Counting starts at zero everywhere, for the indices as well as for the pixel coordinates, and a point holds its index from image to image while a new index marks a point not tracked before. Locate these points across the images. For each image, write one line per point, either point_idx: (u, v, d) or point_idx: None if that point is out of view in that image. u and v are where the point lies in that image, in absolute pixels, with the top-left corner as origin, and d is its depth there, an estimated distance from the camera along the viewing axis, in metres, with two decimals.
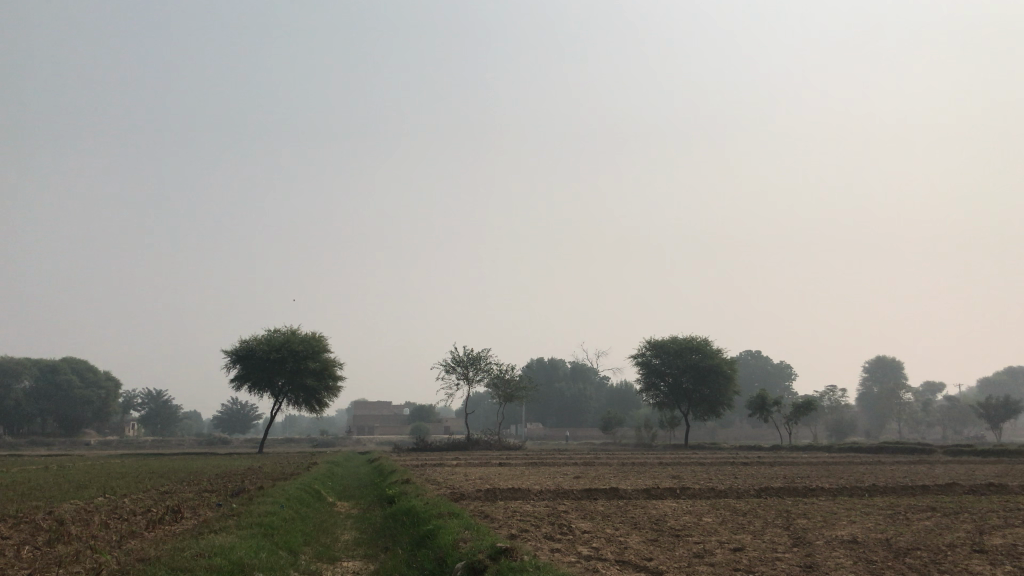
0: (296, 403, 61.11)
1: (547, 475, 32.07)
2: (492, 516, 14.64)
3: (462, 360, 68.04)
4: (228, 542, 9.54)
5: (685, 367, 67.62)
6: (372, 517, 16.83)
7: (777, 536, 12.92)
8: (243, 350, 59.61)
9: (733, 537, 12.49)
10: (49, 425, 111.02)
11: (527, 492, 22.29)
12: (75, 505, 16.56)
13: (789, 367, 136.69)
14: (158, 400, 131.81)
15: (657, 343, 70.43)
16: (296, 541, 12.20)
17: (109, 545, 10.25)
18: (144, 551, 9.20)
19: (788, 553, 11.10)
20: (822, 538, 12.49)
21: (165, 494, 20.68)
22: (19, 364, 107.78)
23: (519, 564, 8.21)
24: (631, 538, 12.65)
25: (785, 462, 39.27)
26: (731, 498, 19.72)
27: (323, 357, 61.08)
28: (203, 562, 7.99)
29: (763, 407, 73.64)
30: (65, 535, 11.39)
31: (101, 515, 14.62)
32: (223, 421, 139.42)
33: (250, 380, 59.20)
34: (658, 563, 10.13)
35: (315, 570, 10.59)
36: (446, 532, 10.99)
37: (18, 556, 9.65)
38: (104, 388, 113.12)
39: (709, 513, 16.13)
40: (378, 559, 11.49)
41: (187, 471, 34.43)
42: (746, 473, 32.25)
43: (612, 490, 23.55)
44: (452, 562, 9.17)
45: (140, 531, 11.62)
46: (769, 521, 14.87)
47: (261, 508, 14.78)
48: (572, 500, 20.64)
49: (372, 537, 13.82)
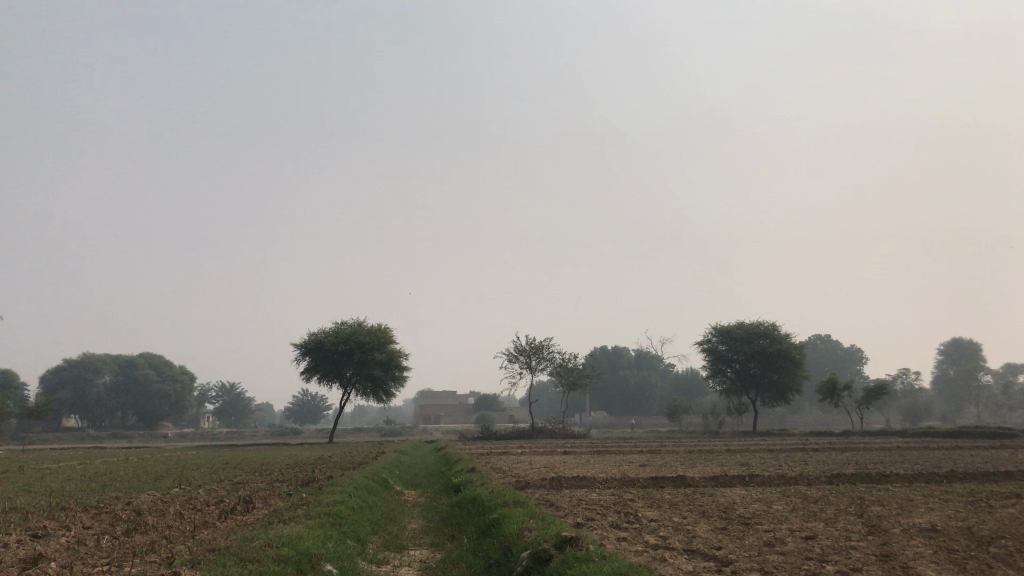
0: (364, 394, 62.01)
1: (614, 464, 31.87)
2: (557, 505, 14.59)
3: (525, 349, 68.13)
4: (296, 532, 9.66)
5: (753, 353, 66.55)
6: (438, 505, 16.92)
7: (852, 523, 12.56)
8: (311, 342, 60.75)
9: (805, 525, 12.19)
10: (129, 418, 114.89)
11: (593, 481, 22.18)
12: (151, 496, 17.02)
13: (861, 350, 133.51)
14: (231, 392, 135.41)
15: (724, 329, 69.46)
16: (364, 529, 12.31)
17: (183, 535, 10.49)
18: (216, 542, 9.37)
19: (862, 541, 10.76)
20: (898, 527, 12.08)
21: (237, 485, 21.15)
22: (99, 360, 111.77)
23: (584, 553, 8.11)
24: (699, 526, 12.46)
25: (857, 449, 38.42)
26: (802, 485, 19.28)
27: (388, 348, 61.83)
28: (271, 552, 8.07)
29: (834, 392, 71.99)
30: (142, 525, 11.70)
31: (178, 504, 15.03)
32: (294, 412, 142.49)
33: (318, 372, 60.29)
34: (728, 551, 9.92)
35: (383, 558, 10.65)
36: (511, 521, 10.94)
37: (97, 546, 9.92)
38: (179, 381, 116.54)
39: (781, 501, 15.82)
40: (444, 548, 11.51)
41: (260, 461, 35.19)
42: (817, 459, 31.56)
43: (679, 478, 23.25)
44: (518, 553, 9.12)
45: (213, 522, 11.83)
46: (842, 508, 14.44)
47: (328, 497, 14.96)
48: (639, 488, 20.46)
49: (439, 526, 13.85)
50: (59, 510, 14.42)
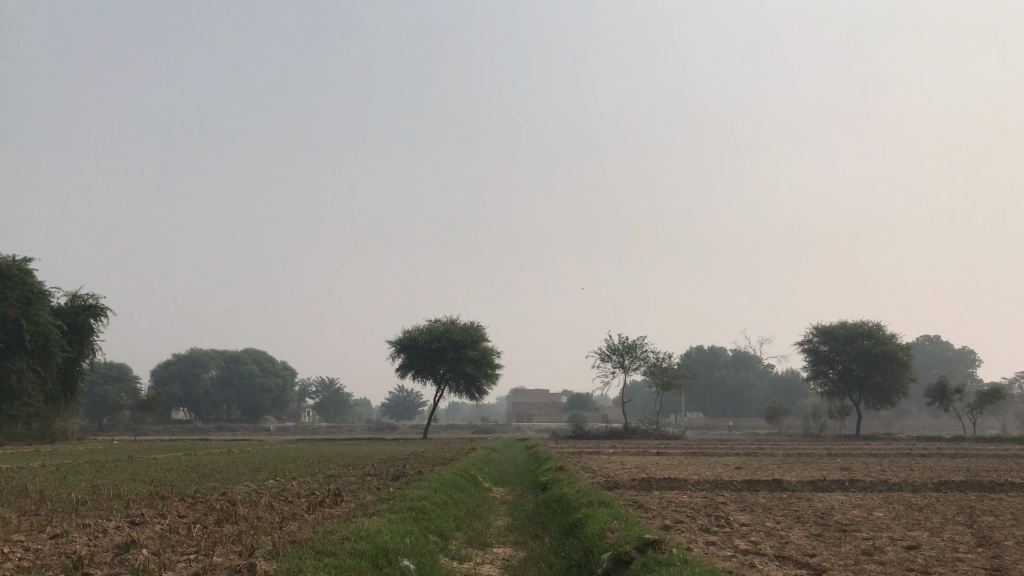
0: (457, 390, 62.53)
1: (707, 466, 31.17)
2: (645, 506, 14.27)
3: (618, 348, 67.49)
4: (376, 526, 9.66)
5: (856, 354, 64.15)
6: (524, 503, 16.89)
7: (960, 533, 11.85)
8: (406, 340, 61.69)
9: (907, 534, 11.53)
10: (233, 412, 119.13)
11: (683, 482, 21.75)
12: (247, 486, 17.54)
13: (973, 352, 127.22)
14: (330, 387, 139.04)
15: (825, 328, 67.22)
16: (448, 526, 12.27)
17: (270, 525, 10.71)
18: (299, 534, 9.48)
19: (972, 553, 10.07)
20: (1011, 539, 11.29)
21: (330, 478, 21.59)
22: (207, 356, 116.40)
23: (666, 556, 7.81)
24: (792, 532, 11.97)
25: (968, 456, 36.46)
26: (906, 493, 18.34)
27: (481, 346, 62.17)
28: (349, 546, 8.09)
29: (944, 395, 68.66)
30: (233, 514, 12.04)
31: (270, 496, 15.39)
32: (390, 408, 145.29)
33: (413, 368, 61.15)
34: (822, 560, 9.43)
35: (465, 555, 10.62)
36: (595, 521, 10.70)
37: (188, 534, 10.22)
38: (281, 376, 120.21)
39: (883, 508, 15.06)
40: (527, 547, 11.38)
41: (355, 455, 36.04)
42: (923, 465, 30.11)
43: (775, 482, 22.48)
44: (599, 555, 8.87)
45: (302, 514, 12.05)
46: (950, 518, 13.63)
47: (415, 492, 15.07)
48: (731, 491, 19.89)
49: (523, 523, 13.80)
50: (158, 499, 14.91)
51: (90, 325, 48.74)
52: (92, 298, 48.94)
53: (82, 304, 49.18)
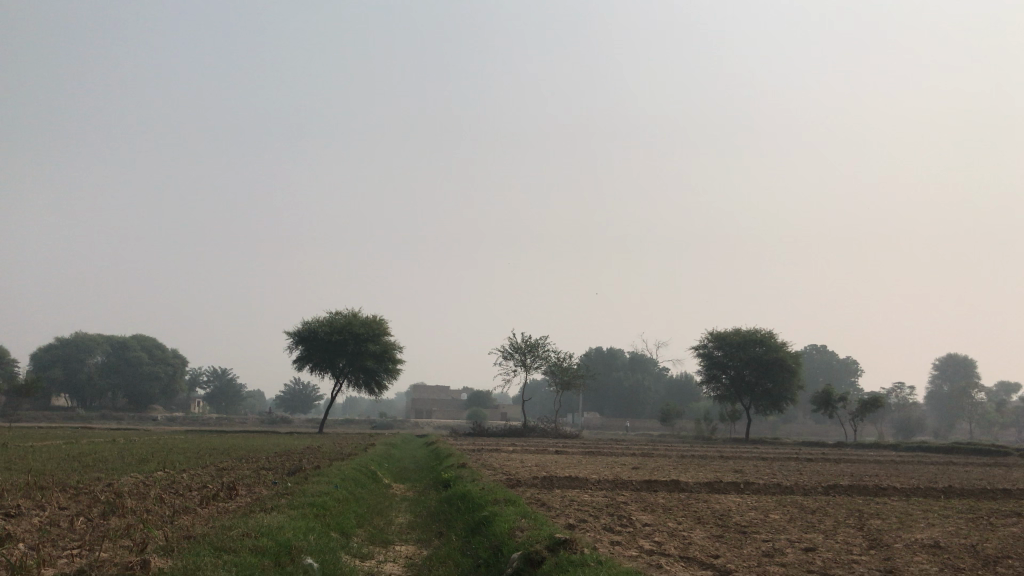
0: (356, 385, 61.55)
1: (605, 465, 31.48)
2: (549, 504, 14.21)
3: (520, 346, 67.73)
4: (276, 522, 9.23)
5: (748, 360, 66.21)
6: (427, 500, 16.62)
7: (853, 535, 12.25)
8: (306, 332, 60.27)
9: (804, 536, 11.84)
10: (119, 400, 114.32)
11: (585, 481, 21.87)
12: (135, 478, 16.71)
13: (856, 362, 133.40)
14: (224, 377, 135.09)
15: (720, 334, 69.13)
16: (350, 522, 11.89)
17: (161, 519, 10.14)
18: (193, 529, 8.94)
19: (865, 556, 10.37)
20: (900, 541, 11.74)
21: (223, 470, 20.80)
22: (93, 341, 111.29)
23: (580, 557, 7.69)
24: (695, 533, 12.12)
25: (851, 460, 38.04)
26: (798, 495, 18.90)
27: (383, 340, 61.39)
28: (249, 542, 7.67)
29: (829, 402, 71.52)
30: (120, 508, 11.35)
31: (159, 488, 14.68)
32: (286, 400, 142.27)
33: (312, 361, 59.81)
34: (726, 561, 9.50)
35: (368, 553, 10.29)
36: (502, 519, 10.54)
37: (71, 529, 9.53)
38: (172, 365, 116.01)
39: (778, 510, 15.45)
40: (432, 545, 11.14)
41: (250, 448, 34.92)
42: (812, 470, 31.24)
43: (673, 482, 22.84)
44: (508, 553, 8.70)
45: (195, 508, 11.47)
46: (840, 521, 14.07)
47: (315, 487, 14.59)
48: (630, 491, 20.10)
49: (427, 521, 13.55)
50: (37, 490, 13.98)
51: None
52: None
53: None
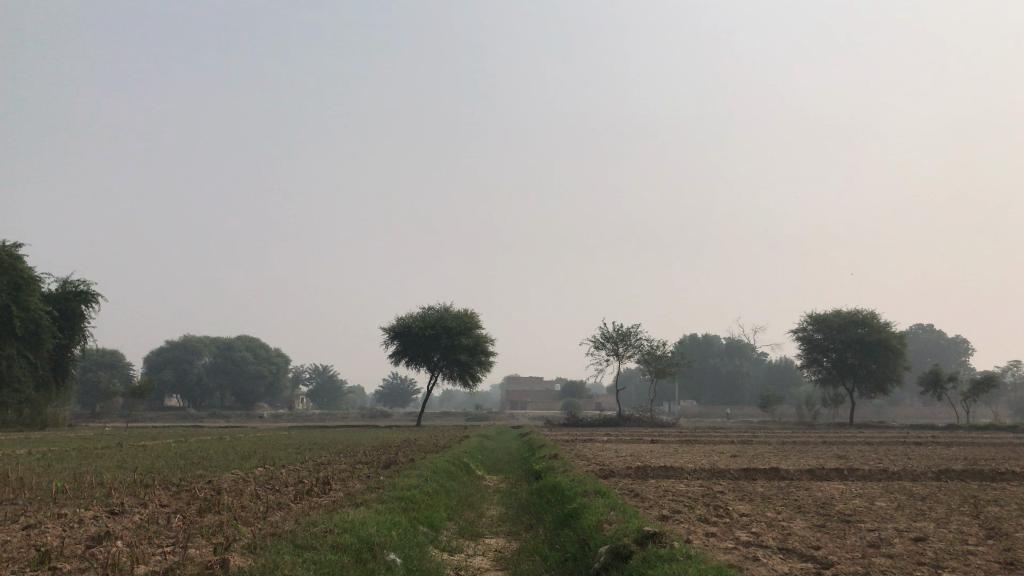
0: (451, 377, 62.11)
1: (703, 454, 30.91)
2: (642, 495, 13.92)
3: (612, 335, 67.16)
4: (362, 517, 9.22)
5: (849, 342, 63.95)
6: (518, 492, 16.52)
7: (968, 525, 11.48)
8: (400, 327, 61.18)
9: (913, 525, 11.15)
10: (227, 399, 118.74)
11: (680, 471, 21.45)
12: (236, 474, 17.21)
13: (965, 341, 127.52)
14: (325, 374, 138.77)
15: (819, 317, 66.96)
16: (439, 516, 11.86)
17: (253, 515, 10.30)
18: (281, 525, 9.00)
19: (983, 546, 9.67)
20: (1022, 531, 10.90)
21: (320, 465, 21.24)
22: (200, 343, 115.76)
23: (668, 551, 7.37)
24: (795, 523, 11.59)
25: (964, 444, 36.32)
26: (906, 482, 17.96)
27: (475, 333, 61.75)
28: (331, 539, 7.66)
29: (937, 383, 68.41)
30: (215, 505, 11.57)
31: (256, 484, 15.05)
32: (385, 395, 145.10)
33: (407, 356, 60.69)
34: (828, 553, 8.99)
35: (456, 547, 10.23)
36: (591, 512, 10.27)
37: (167, 525, 9.77)
38: (274, 364, 119.70)
39: (884, 497, 14.73)
40: (521, 538, 11.00)
41: (349, 443, 35.67)
42: (919, 454, 29.94)
43: (773, 470, 22.07)
44: (595, 548, 8.47)
45: (287, 503, 11.64)
46: (953, 508, 13.30)
47: (405, 480, 14.64)
48: (728, 479, 19.57)
49: (517, 513, 13.43)
50: (140, 487, 14.46)
51: (81, 311, 48.20)
52: (82, 284, 48.29)
53: (72, 291, 48.51)
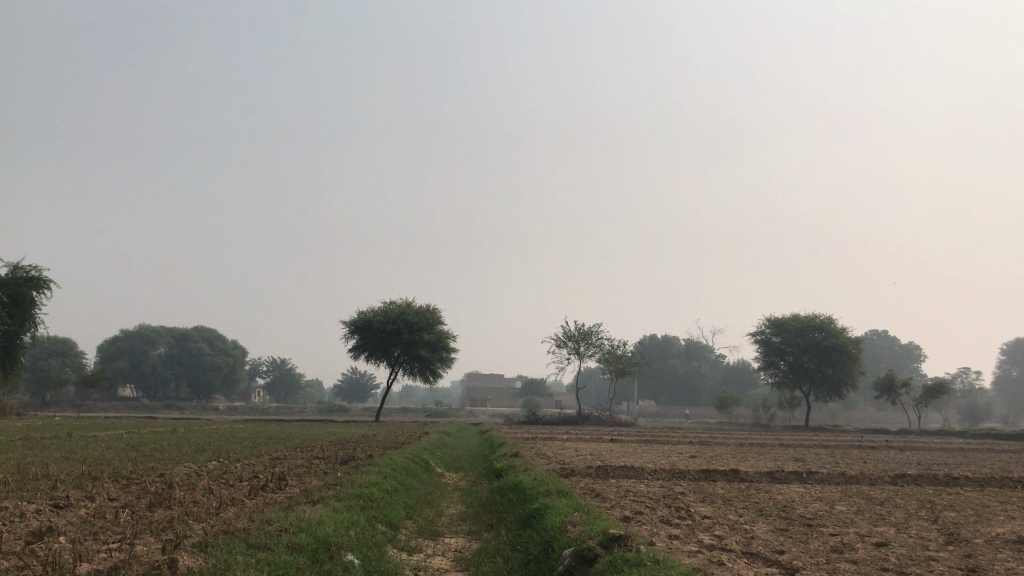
0: (411, 373, 61.66)
1: (661, 454, 30.95)
2: (604, 495, 13.80)
3: (573, 334, 67.23)
4: (319, 516, 8.93)
5: (807, 346, 64.64)
6: (478, 490, 16.31)
7: (928, 529, 11.52)
8: (361, 321, 60.55)
9: (874, 530, 11.15)
10: (182, 390, 116.90)
11: (640, 471, 21.40)
12: (189, 468, 16.74)
13: (919, 348, 129.85)
14: (282, 367, 137.31)
15: (778, 320, 67.70)
16: (398, 514, 11.60)
17: (205, 511, 9.95)
18: (234, 523, 8.68)
19: (943, 552, 9.66)
20: (980, 537, 10.93)
21: (276, 460, 20.82)
22: (156, 332, 113.78)
23: (635, 555, 7.18)
24: (757, 526, 11.51)
25: (918, 449, 36.78)
26: (863, 485, 18.12)
27: (437, 329, 61.44)
28: (286, 538, 7.37)
29: (891, 389, 69.40)
30: (166, 499, 11.18)
31: (210, 478, 14.67)
32: (344, 389, 143.89)
33: (367, 350, 60.07)
34: (792, 557, 8.92)
35: (416, 546, 10.00)
36: (554, 513, 10.10)
37: (114, 521, 9.40)
38: (231, 355, 118.00)
39: (843, 501, 14.78)
40: (482, 538, 10.80)
41: (306, 437, 35.12)
42: (874, 457, 30.22)
43: (733, 472, 22.12)
44: (559, 551, 8.27)
45: (241, 499, 11.32)
46: (912, 513, 13.35)
47: (363, 477, 14.36)
48: (689, 481, 19.54)
49: (478, 512, 13.24)
50: (88, 479, 14.00)
51: (32, 297, 46.86)
52: (33, 270, 47.07)
53: (23, 276, 47.24)
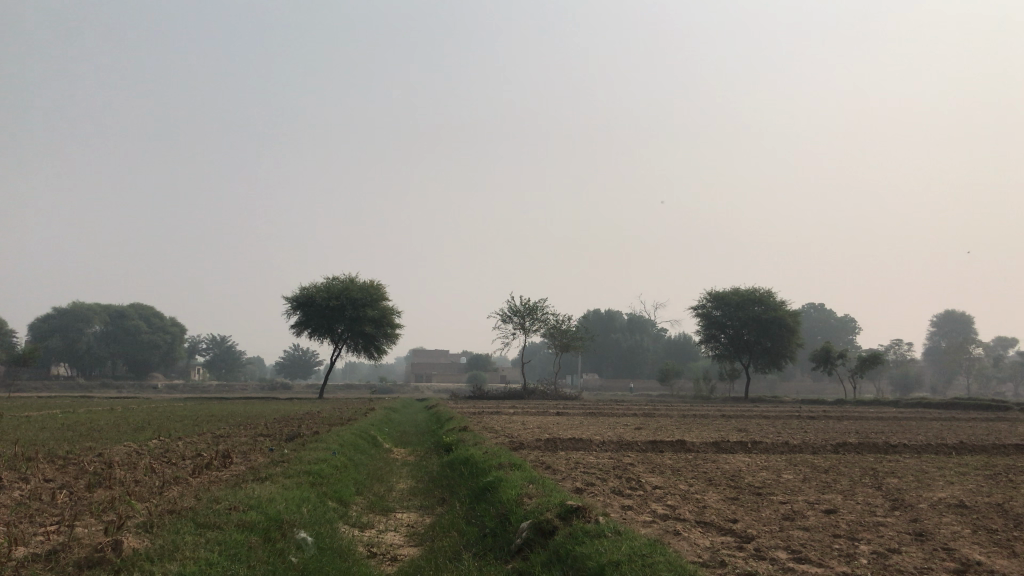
0: (355, 349, 61.11)
1: (607, 426, 31.17)
2: (554, 467, 13.78)
3: (519, 309, 67.30)
4: (270, 494, 8.66)
5: (746, 320, 65.71)
6: (428, 465, 16.15)
7: (873, 496, 11.75)
8: (303, 297, 59.56)
9: (824, 498, 11.33)
10: (118, 369, 114.13)
11: (590, 442, 21.47)
12: (129, 447, 16.25)
13: (854, 320, 133.26)
14: (222, 344, 135.09)
15: (718, 294, 68.74)
16: (348, 491, 11.38)
17: (148, 491, 9.58)
18: (180, 501, 8.38)
19: (891, 518, 9.83)
20: (925, 501, 11.19)
21: (219, 439, 20.26)
22: (91, 309, 110.67)
23: (594, 527, 7.12)
24: (708, 496, 11.57)
25: (854, 418, 37.76)
26: (807, 454, 18.46)
27: (381, 305, 60.99)
28: (234, 517, 7.11)
29: (827, 360, 70.97)
30: (106, 479, 10.80)
31: (152, 457, 14.23)
32: (286, 366, 142.17)
33: (310, 327, 59.20)
34: (746, 526, 8.96)
35: (367, 522, 9.80)
36: (509, 486, 9.97)
37: (51, 502, 9.01)
38: (170, 333, 115.56)
39: (790, 470, 15.02)
40: (434, 512, 10.68)
41: (249, 415, 34.44)
42: (815, 427, 30.85)
43: (680, 443, 22.32)
44: (516, 523, 8.18)
45: (186, 478, 11.00)
46: (856, 480, 13.61)
47: (311, 454, 14.05)
48: (637, 452, 19.64)
49: (429, 487, 13.05)
50: (23, 461, 13.45)
51: None
52: None
53: None
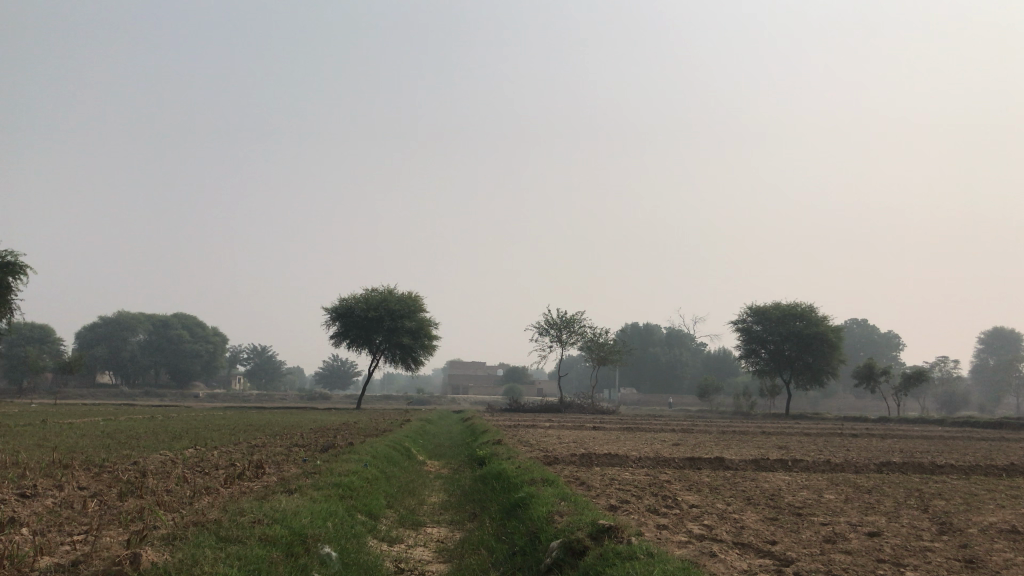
0: (393, 360, 61.31)
1: (644, 441, 30.74)
2: (588, 484, 13.54)
3: (556, 322, 67.02)
4: (299, 507, 8.56)
5: (788, 334, 64.72)
6: (461, 478, 15.98)
7: (919, 519, 11.33)
8: (342, 308, 59.91)
9: (867, 519, 10.96)
10: (161, 377, 115.85)
11: (625, 458, 21.14)
12: (164, 456, 16.33)
13: (899, 336, 130.60)
14: (263, 354, 136.56)
15: (759, 309, 67.85)
16: (378, 504, 11.24)
17: (178, 502, 9.55)
18: (206, 513, 8.31)
19: (938, 543, 9.42)
20: (974, 525, 10.75)
21: (253, 448, 20.28)
22: (135, 318, 112.57)
23: (626, 548, 6.91)
24: (747, 515, 11.28)
25: (898, 436, 36.82)
26: (850, 474, 17.95)
27: (419, 316, 61.15)
28: (259, 531, 7.01)
29: (871, 376, 69.53)
30: (139, 488, 10.80)
31: (185, 466, 14.24)
32: (325, 376, 143.20)
33: (348, 337, 59.49)
34: (785, 548, 8.67)
35: (397, 536, 9.67)
36: (540, 503, 9.76)
37: (81, 511, 9.00)
38: (212, 342, 117.08)
39: (832, 489, 14.61)
40: (465, 527, 10.51)
41: (286, 424, 34.63)
42: (858, 445, 30.12)
43: (718, 460, 21.88)
44: (546, 542, 7.98)
45: (217, 488, 10.98)
46: (900, 501, 13.17)
47: (343, 465, 13.97)
48: (674, 468, 19.30)
49: (460, 502, 12.88)
50: (59, 468, 13.55)
51: (8, 284, 46.06)
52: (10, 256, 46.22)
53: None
